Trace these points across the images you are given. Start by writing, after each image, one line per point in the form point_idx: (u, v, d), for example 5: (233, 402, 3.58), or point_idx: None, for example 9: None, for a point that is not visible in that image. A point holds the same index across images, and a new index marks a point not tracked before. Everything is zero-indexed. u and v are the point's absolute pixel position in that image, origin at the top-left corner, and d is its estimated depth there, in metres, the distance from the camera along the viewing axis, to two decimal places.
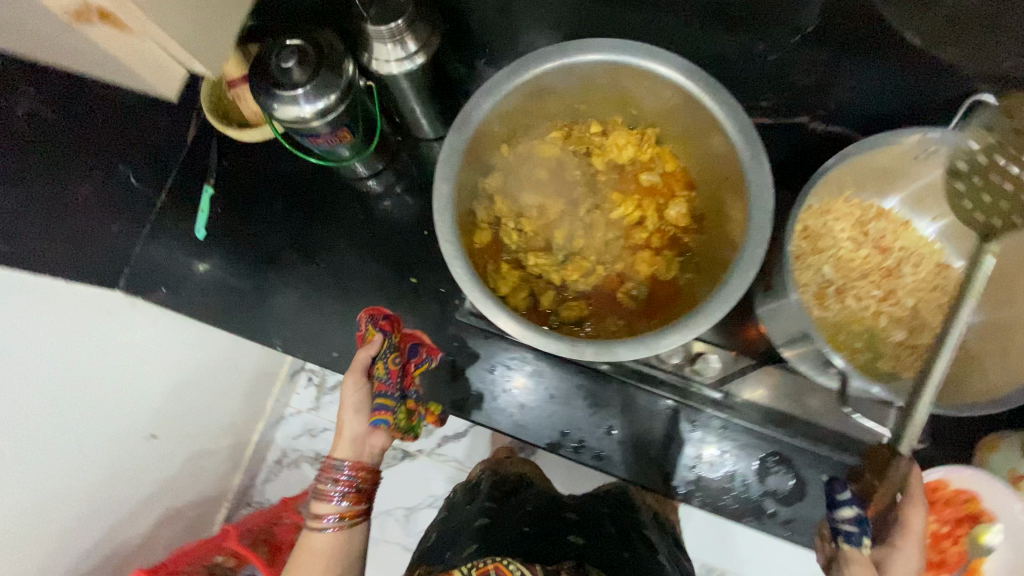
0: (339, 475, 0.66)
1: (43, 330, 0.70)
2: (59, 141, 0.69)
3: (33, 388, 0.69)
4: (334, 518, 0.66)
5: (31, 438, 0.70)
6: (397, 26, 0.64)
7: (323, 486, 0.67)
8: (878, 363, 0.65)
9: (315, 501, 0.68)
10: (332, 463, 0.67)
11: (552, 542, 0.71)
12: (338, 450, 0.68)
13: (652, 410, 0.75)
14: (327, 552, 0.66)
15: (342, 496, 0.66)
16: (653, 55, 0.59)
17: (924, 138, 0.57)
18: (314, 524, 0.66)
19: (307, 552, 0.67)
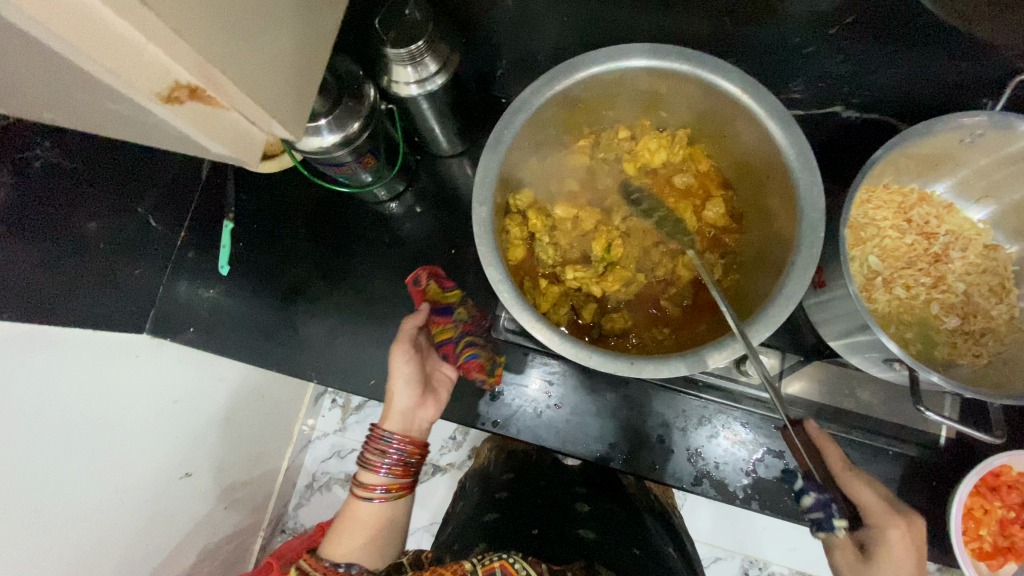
0: (387, 446, 0.59)
1: (70, 367, 0.63)
2: (74, 191, 0.67)
3: (72, 426, 0.61)
4: (382, 488, 0.59)
5: (75, 480, 0.61)
6: (417, 48, 0.62)
7: (370, 454, 0.60)
8: (932, 352, 0.64)
9: (359, 468, 0.61)
10: (380, 431, 0.60)
11: (562, 539, 0.62)
12: (385, 417, 0.61)
13: (701, 415, 0.74)
14: (368, 522, 0.59)
15: (389, 467, 0.59)
16: (685, 58, 0.57)
17: (972, 122, 0.56)
18: (359, 493, 0.60)
19: (347, 522, 0.60)
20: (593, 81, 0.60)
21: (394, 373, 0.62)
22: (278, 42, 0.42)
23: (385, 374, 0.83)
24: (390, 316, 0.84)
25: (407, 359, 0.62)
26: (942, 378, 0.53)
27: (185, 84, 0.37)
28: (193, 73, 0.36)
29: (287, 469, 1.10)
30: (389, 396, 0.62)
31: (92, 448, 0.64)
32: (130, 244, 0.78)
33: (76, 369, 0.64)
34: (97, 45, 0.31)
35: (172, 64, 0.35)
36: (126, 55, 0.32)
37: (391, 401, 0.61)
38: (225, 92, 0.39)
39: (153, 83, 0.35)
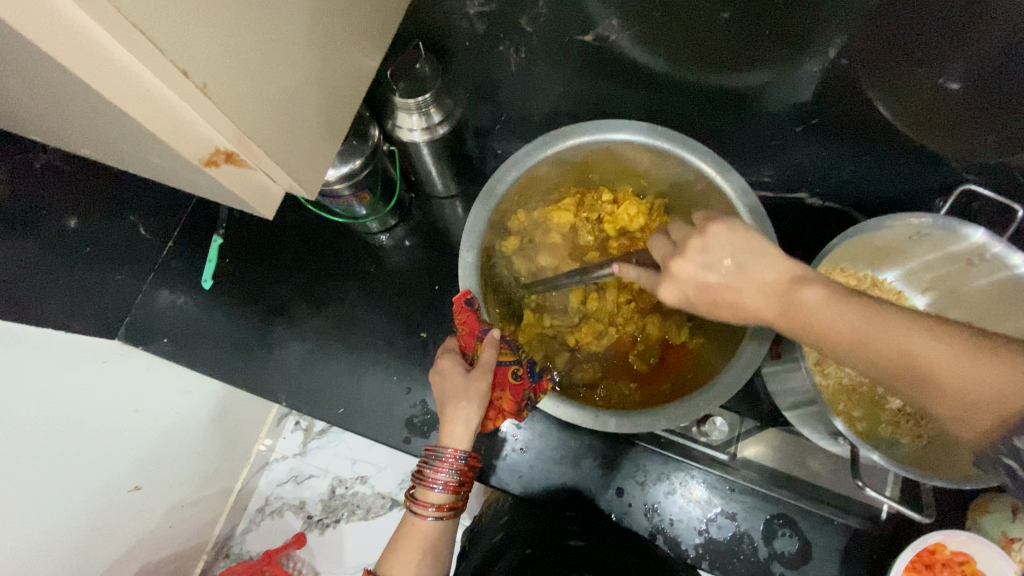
0: (460, 468, 0.56)
1: (35, 369, 0.62)
2: (67, 195, 0.68)
3: (33, 428, 0.60)
4: (448, 508, 0.56)
5: (28, 486, 0.59)
6: (423, 101, 0.67)
7: (440, 474, 0.56)
8: (877, 430, 0.68)
9: (418, 486, 0.57)
10: (457, 453, 0.56)
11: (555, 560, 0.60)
12: (452, 437, 0.57)
13: (661, 471, 0.76)
14: (430, 540, 0.56)
15: (457, 488, 0.57)
16: (667, 137, 0.62)
17: (919, 224, 0.61)
18: (422, 513, 0.56)
19: (409, 540, 0.56)
20: (585, 148, 0.65)
21: (469, 397, 0.56)
22: (307, 107, 0.45)
23: (355, 403, 0.83)
24: (368, 344, 0.85)
25: (486, 387, 0.57)
26: (882, 457, 0.57)
27: (223, 150, 0.38)
28: (231, 139, 0.37)
29: (240, 491, 1.06)
30: (458, 418, 0.56)
31: (51, 449, 0.62)
32: (114, 251, 0.79)
33: (45, 369, 0.63)
34: (144, 109, 0.32)
35: (213, 132, 0.36)
36: (173, 122, 0.34)
37: (460, 424, 0.56)
38: (256, 156, 0.40)
39: (194, 148, 0.36)
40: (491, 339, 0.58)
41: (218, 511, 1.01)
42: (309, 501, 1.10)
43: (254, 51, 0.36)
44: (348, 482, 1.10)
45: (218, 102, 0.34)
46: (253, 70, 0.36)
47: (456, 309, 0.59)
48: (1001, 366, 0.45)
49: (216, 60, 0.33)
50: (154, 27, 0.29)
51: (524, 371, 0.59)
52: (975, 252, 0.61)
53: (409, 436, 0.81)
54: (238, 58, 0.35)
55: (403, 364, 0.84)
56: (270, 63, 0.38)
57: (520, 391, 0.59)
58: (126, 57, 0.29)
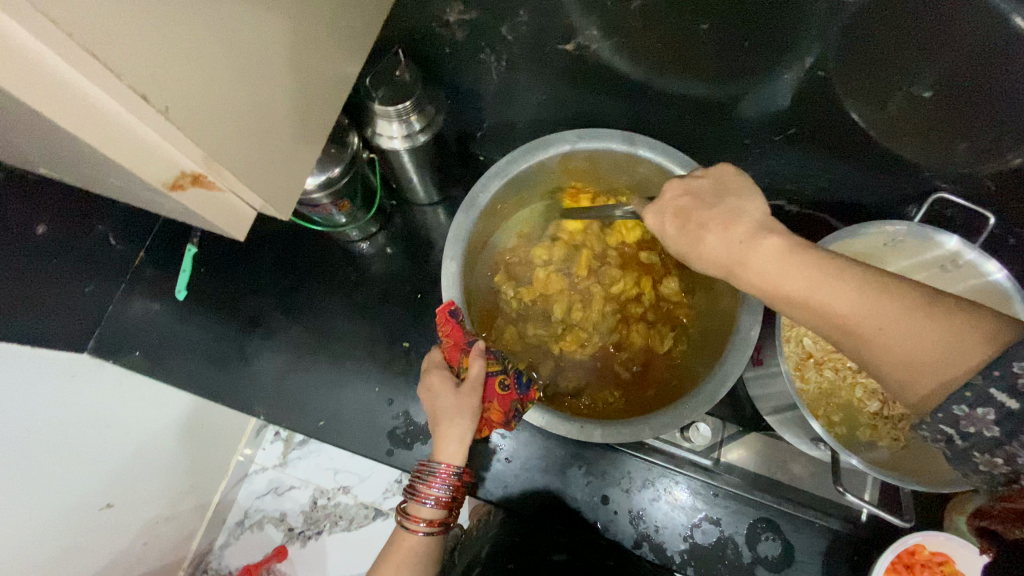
0: (454, 483, 0.56)
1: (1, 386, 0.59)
2: (33, 205, 0.66)
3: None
4: (440, 522, 0.56)
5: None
6: (404, 108, 0.66)
7: (433, 490, 0.55)
8: (855, 434, 0.69)
9: (410, 501, 0.56)
10: (450, 468, 0.56)
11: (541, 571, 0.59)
12: (446, 453, 0.56)
13: (646, 477, 0.76)
14: (422, 558, 0.55)
15: (449, 503, 0.56)
16: (647, 146, 0.62)
17: (890, 230, 0.62)
18: (413, 529, 0.55)
19: (400, 557, 0.55)
20: (568, 156, 0.64)
21: (461, 413, 0.56)
22: (286, 124, 0.44)
23: (337, 415, 0.81)
24: (349, 355, 0.84)
25: (476, 400, 0.56)
26: (860, 461, 0.58)
27: (189, 173, 0.38)
28: (198, 164, 0.36)
29: (218, 506, 1.03)
30: (451, 435, 0.56)
31: (18, 469, 0.60)
32: (82, 261, 0.76)
33: (8, 386, 0.60)
34: (104, 137, 0.31)
35: (178, 156, 0.36)
36: (134, 147, 0.33)
37: (453, 439, 0.55)
38: (226, 178, 0.39)
39: (157, 171, 0.36)
40: (478, 351, 0.57)
41: (194, 527, 0.98)
42: (290, 513, 1.08)
43: (226, 70, 0.35)
44: (330, 493, 1.08)
45: (186, 129, 0.33)
46: (226, 91, 0.36)
47: (439, 321, 0.58)
48: (943, 326, 0.40)
49: (184, 84, 0.32)
50: (112, 53, 0.28)
51: (511, 381, 0.58)
52: (949, 258, 0.63)
53: (392, 448, 0.80)
54: (209, 78, 0.34)
55: (386, 374, 0.83)
56: (244, 81, 0.37)
57: (509, 401, 0.57)
58: (84, 84, 0.29)
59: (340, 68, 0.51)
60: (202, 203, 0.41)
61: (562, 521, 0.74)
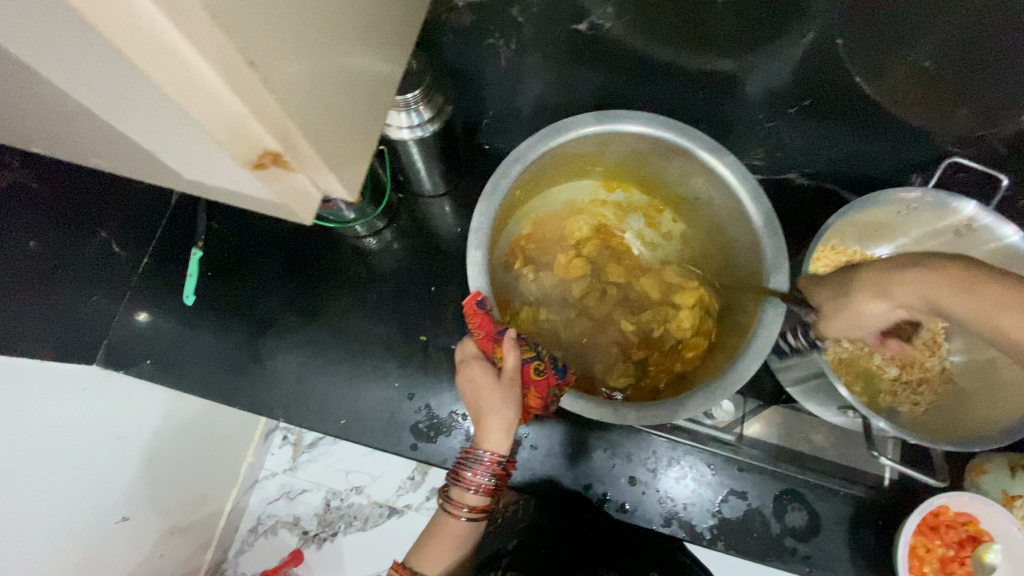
0: (499, 471, 0.55)
1: (14, 401, 0.58)
2: (34, 213, 0.64)
3: (14, 464, 0.56)
4: (483, 507, 0.56)
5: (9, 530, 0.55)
6: (414, 98, 0.65)
7: (477, 478, 0.55)
8: (877, 400, 0.70)
9: (454, 486, 0.56)
10: (495, 457, 0.55)
11: None
12: (491, 442, 0.55)
13: (672, 455, 0.76)
14: (463, 537, 0.57)
15: (492, 490, 0.56)
16: (669, 127, 0.62)
17: (904, 197, 0.63)
18: (456, 513, 0.56)
19: (442, 537, 0.57)
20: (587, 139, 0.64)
21: (505, 404, 0.55)
22: (357, 112, 0.42)
23: (357, 413, 0.80)
24: (366, 352, 0.83)
25: (516, 389, 0.56)
26: (889, 424, 0.59)
27: (270, 151, 0.35)
28: (277, 141, 0.33)
29: (232, 513, 1.02)
30: (496, 424, 0.55)
31: (32, 485, 0.58)
32: (86, 270, 0.74)
33: (20, 405, 0.59)
34: (200, 106, 0.29)
35: (261, 134, 0.33)
36: (225, 121, 0.30)
37: (499, 428, 0.55)
38: (305, 156, 0.37)
39: (241, 148, 0.33)
40: (511, 340, 0.57)
41: (209, 535, 0.96)
42: (304, 517, 1.07)
43: (316, 43, 0.34)
44: (343, 494, 1.07)
45: (283, 103, 0.31)
46: (316, 61, 0.34)
47: (467, 313, 0.57)
48: None
49: (280, 46, 0.30)
50: (230, 16, 0.26)
51: (547, 366, 0.58)
52: (964, 223, 0.64)
53: (416, 442, 0.79)
54: (304, 53, 0.32)
55: (405, 369, 0.82)
56: (329, 56, 0.36)
57: (546, 388, 0.58)
58: (185, 48, 0.26)
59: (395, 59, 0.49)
60: (277, 179, 0.39)
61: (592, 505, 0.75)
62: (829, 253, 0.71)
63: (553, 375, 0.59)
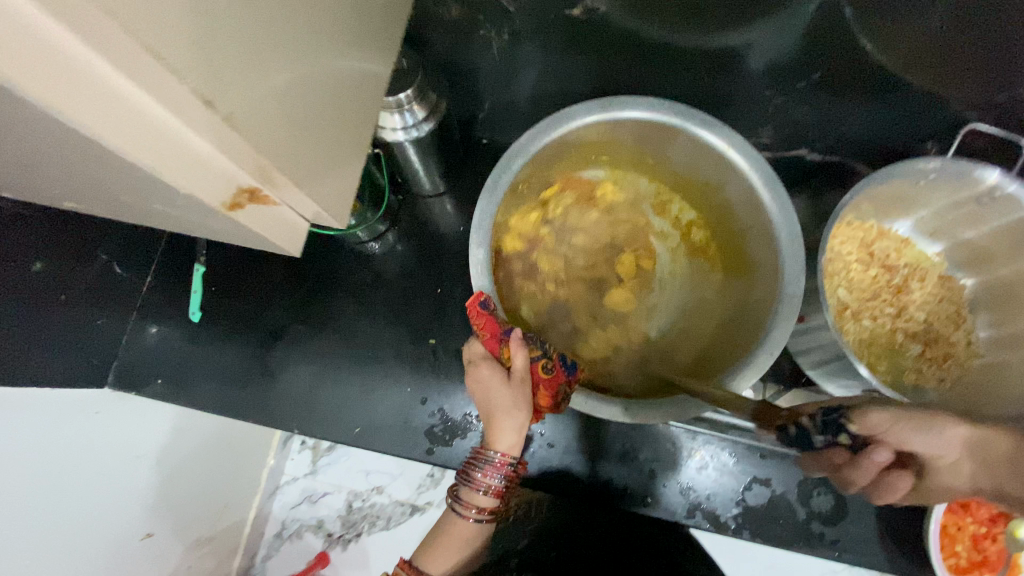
0: (510, 473, 0.54)
1: (32, 432, 0.58)
2: (34, 241, 0.63)
3: (34, 495, 0.56)
4: (492, 509, 0.55)
5: (36, 560, 0.55)
6: (406, 97, 0.63)
7: (488, 479, 0.54)
8: (901, 379, 0.68)
9: (464, 486, 0.55)
10: (505, 458, 0.54)
11: None
12: (501, 443, 0.54)
13: (691, 446, 0.75)
14: (472, 537, 0.56)
15: (503, 492, 0.55)
16: (676, 113, 0.60)
17: (923, 169, 0.60)
18: (464, 514, 0.54)
19: (450, 539, 0.55)
20: (592, 128, 0.62)
21: (517, 406, 0.54)
22: (329, 126, 0.40)
23: (370, 420, 0.79)
24: (376, 358, 0.82)
25: (525, 390, 0.54)
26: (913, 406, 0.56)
27: (246, 189, 0.34)
28: (253, 174, 0.32)
29: (256, 521, 1.02)
30: (508, 427, 0.53)
31: (55, 513, 0.58)
32: (90, 294, 0.74)
33: (38, 435, 0.58)
34: (163, 158, 0.27)
35: (234, 170, 0.32)
36: (193, 165, 0.29)
37: (510, 430, 0.53)
38: (281, 187, 0.36)
39: (214, 190, 0.32)
40: (518, 340, 0.55)
41: (235, 543, 0.98)
42: (327, 520, 1.07)
43: (277, 53, 0.31)
44: (364, 495, 1.07)
45: (249, 137, 0.30)
46: (276, 71, 0.31)
47: (472, 314, 0.55)
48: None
49: (244, 84, 0.29)
50: (173, 51, 0.24)
51: (555, 363, 0.57)
52: (985, 192, 0.61)
53: (432, 446, 0.78)
54: (265, 69, 0.30)
55: (415, 373, 0.81)
56: (300, 75, 0.34)
57: (556, 385, 0.56)
58: (142, 101, 0.24)
59: (373, 61, 0.46)
60: (258, 216, 0.37)
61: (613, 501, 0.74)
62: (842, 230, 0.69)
63: (563, 372, 0.57)
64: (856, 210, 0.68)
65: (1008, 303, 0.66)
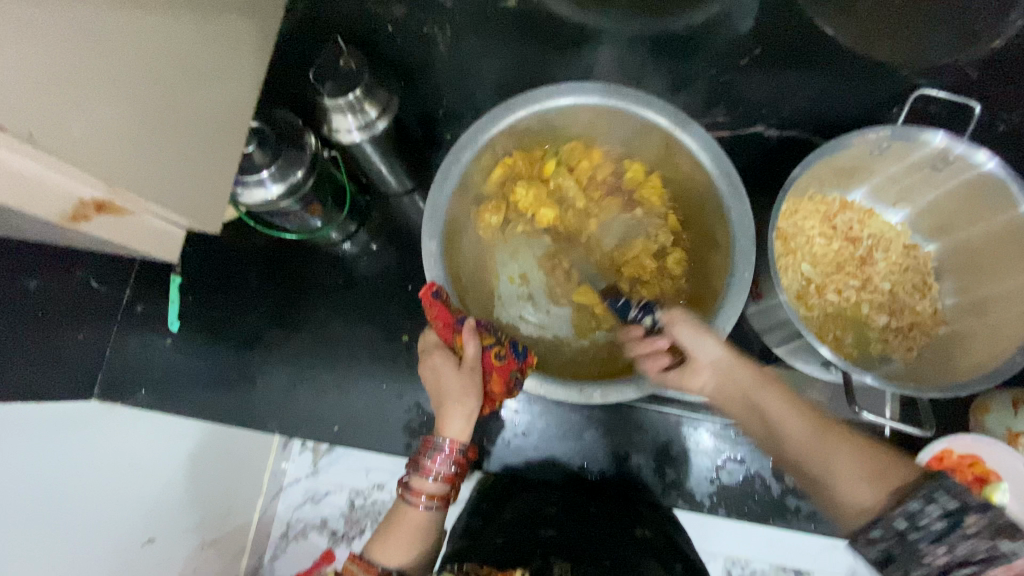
0: (458, 458, 0.56)
1: (22, 448, 0.60)
2: (13, 264, 0.65)
3: (28, 506, 0.58)
4: (440, 496, 0.56)
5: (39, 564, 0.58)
6: (355, 98, 0.64)
7: (437, 465, 0.56)
8: (868, 350, 0.68)
9: (414, 475, 0.56)
10: (454, 445, 0.56)
11: (525, 543, 0.58)
12: (449, 430, 0.57)
13: (664, 427, 0.76)
14: (422, 530, 0.56)
15: (453, 479, 0.57)
16: (620, 96, 0.61)
17: (875, 137, 0.60)
18: (415, 502, 0.55)
19: (401, 527, 0.55)
20: (546, 113, 0.63)
21: (465, 394, 0.57)
22: (159, 140, 0.50)
23: (350, 419, 0.81)
24: (354, 358, 0.83)
25: (475, 379, 0.57)
26: (874, 378, 0.55)
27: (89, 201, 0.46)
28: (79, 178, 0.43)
29: (261, 522, 1.03)
30: (456, 413, 0.57)
31: (54, 520, 0.61)
32: (71, 311, 0.76)
33: (28, 449, 0.61)
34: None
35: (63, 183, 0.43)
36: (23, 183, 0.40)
37: (459, 416, 0.57)
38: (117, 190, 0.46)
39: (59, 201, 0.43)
40: (469, 329, 0.57)
41: (241, 544, 0.98)
42: (330, 519, 1.08)
43: (99, 97, 0.43)
44: (366, 492, 1.07)
45: (52, 150, 0.39)
46: (103, 110, 0.43)
47: (425, 304, 0.58)
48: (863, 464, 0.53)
49: (42, 111, 0.38)
50: None
51: (506, 351, 0.58)
52: (940, 155, 0.60)
53: (410, 440, 0.80)
54: (88, 108, 0.42)
55: (391, 370, 0.82)
56: (112, 102, 0.44)
57: (506, 371, 0.58)
58: None
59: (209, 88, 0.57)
60: (115, 225, 0.51)
61: (589, 488, 0.75)
62: (800, 202, 0.69)
63: (514, 360, 0.58)
64: (815, 182, 0.68)
65: (973, 267, 0.66)
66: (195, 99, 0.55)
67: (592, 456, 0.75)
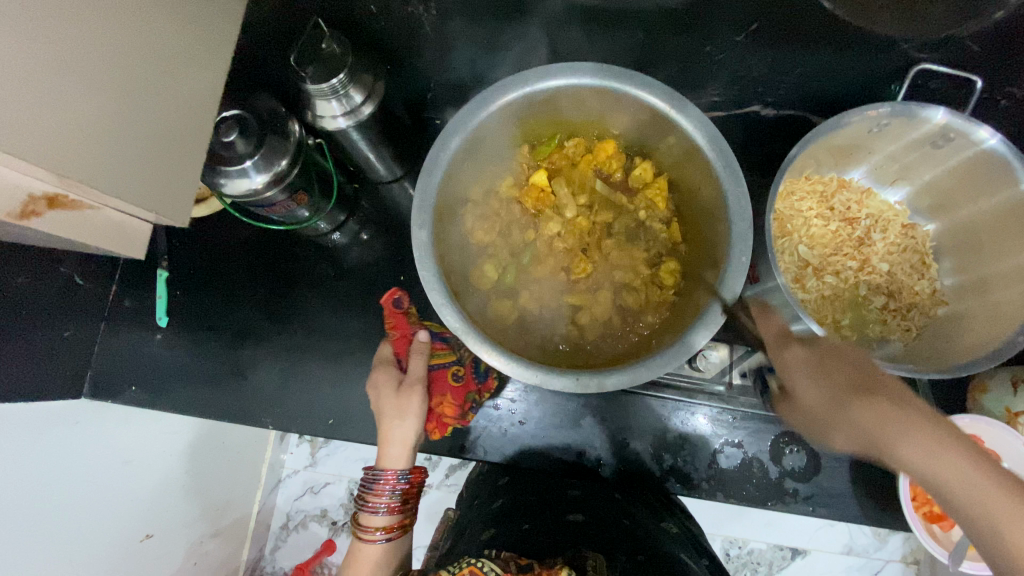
0: (400, 485, 0.57)
1: (12, 445, 0.59)
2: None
3: (18, 505, 0.56)
4: (393, 521, 0.56)
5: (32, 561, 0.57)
6: (339, 82, 0.61)
7: (381, 497, 0.56)
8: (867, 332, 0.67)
9: (361, 512, 0.57)
10: (395, 472, 0.57)
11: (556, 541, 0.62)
12: (390, 456, 0.58)
13: (662, 413, 0.75)
14: (383, 560, 0.56)
15: (402, 506, 0.57)
16: (613, 75, 0.59)
17: (875, 115, 0.59)
18: (370, 538, 0.56)
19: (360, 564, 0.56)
20: (537, 94, 0.61)
21: (408, 411, 0.59)
22: (131, 132, 0.49)
23: (345, 412, 0.80)
24: (347, 349, 0.82)
25: (418, 392, 0.60)
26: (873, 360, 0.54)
27: (41, 196, 0.46)
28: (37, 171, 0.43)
29: (259, 514, 1.02)
30: (397, 435, 0.58)
31: (46, 519, 0.60)
32: (56, 309, 0.74)
33: (19, 445, 0.59)
34: None
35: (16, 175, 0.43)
36: None
37: (397, 442, 0.58)
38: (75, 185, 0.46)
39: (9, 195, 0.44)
40: (422, 342, 0.64)
41: (240, 539, 0.97)
42: (330, 509, 1.07)
43: (57, 86, 0.42)
44: None
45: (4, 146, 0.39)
46: (66, 100, 0.43)
47: (389, 312, 0.67)
48: None
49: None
50: None
51: (465, 372, 0.68)
52: (940, 132, 0.59)
53: None
54: (40, 103, 0.41)
55: None
56: (75, 94, 0.44)
57: (460, 387, 0.67)
58: None
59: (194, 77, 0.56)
60: (71, 218, 0.50)
61: (587, 479, 0.74)
62: (797, 183, 0.68)
63: (469, 381, 0.69)
64: (811, 163, 0.67)
65: (971, 245, 0.65)
66: (178, 87, 0.54)
67: (591, 444, 0.75)
